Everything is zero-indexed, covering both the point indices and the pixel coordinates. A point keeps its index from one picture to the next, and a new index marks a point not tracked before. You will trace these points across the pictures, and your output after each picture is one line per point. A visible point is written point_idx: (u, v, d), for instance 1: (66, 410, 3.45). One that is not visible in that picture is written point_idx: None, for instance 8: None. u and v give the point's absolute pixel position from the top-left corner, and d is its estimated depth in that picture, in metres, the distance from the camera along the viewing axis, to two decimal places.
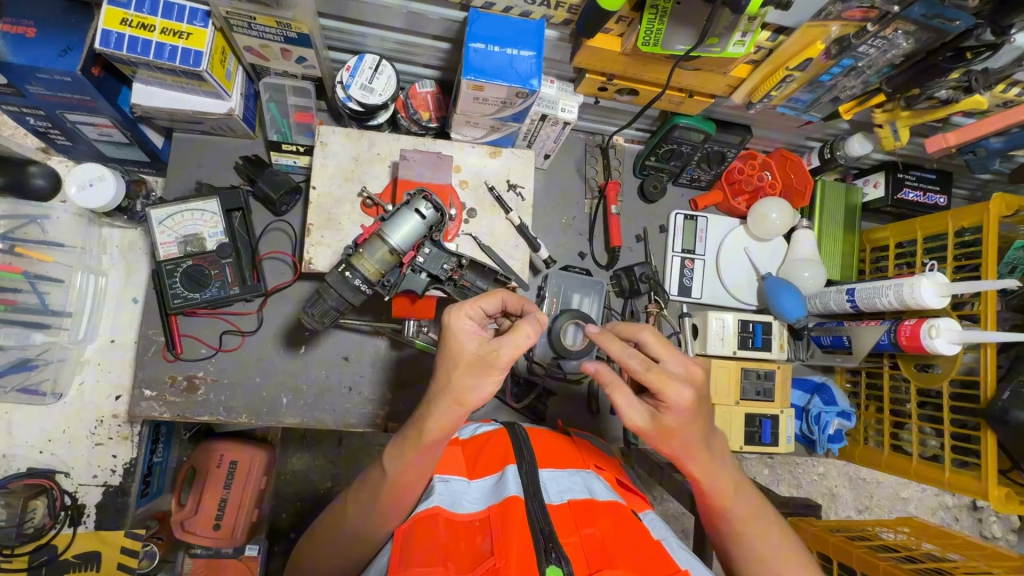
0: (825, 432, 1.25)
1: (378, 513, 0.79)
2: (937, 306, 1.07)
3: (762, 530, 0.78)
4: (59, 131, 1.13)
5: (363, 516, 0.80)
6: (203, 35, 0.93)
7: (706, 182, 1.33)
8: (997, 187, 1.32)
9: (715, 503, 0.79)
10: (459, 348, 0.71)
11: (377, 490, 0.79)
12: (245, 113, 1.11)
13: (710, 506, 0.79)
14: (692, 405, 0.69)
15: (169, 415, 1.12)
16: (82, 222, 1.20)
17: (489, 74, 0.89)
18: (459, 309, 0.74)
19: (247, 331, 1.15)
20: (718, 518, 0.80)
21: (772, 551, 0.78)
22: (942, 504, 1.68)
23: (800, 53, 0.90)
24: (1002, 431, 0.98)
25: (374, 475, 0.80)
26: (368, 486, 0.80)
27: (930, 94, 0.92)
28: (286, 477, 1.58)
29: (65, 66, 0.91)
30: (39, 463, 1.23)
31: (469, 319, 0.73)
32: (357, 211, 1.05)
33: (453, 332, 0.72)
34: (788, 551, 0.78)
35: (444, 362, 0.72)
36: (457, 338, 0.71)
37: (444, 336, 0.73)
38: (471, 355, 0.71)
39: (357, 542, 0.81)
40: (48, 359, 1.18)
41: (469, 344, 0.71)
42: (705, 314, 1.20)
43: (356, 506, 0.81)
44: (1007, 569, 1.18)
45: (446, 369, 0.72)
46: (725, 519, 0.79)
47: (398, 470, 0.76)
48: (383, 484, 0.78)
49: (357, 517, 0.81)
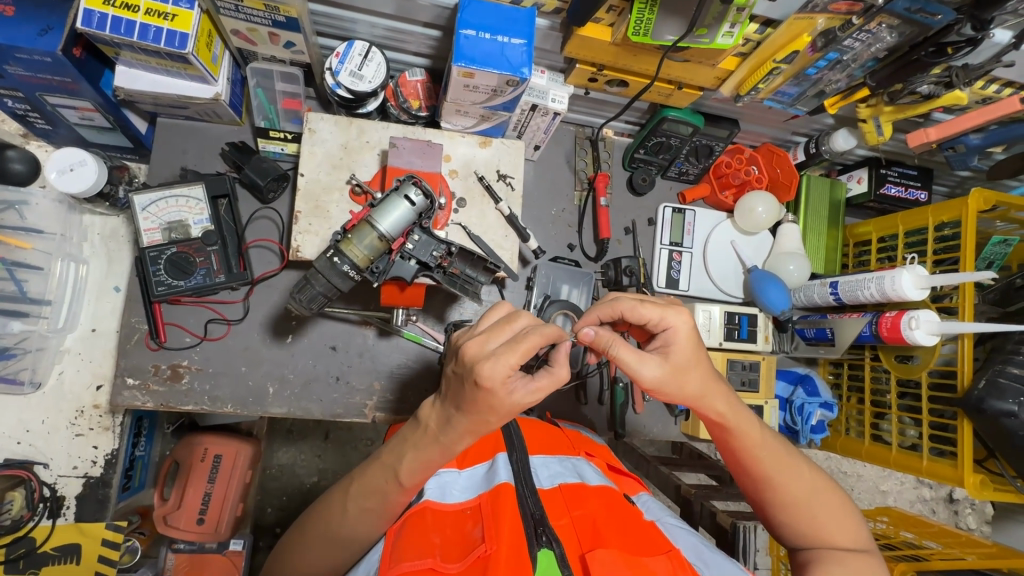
0: (808, 423, 1.26)
1: (380, 516, 0.75)
2: (917, 298, 1.09)
3: (792, 470, 0.79)
4: (39, 114, 1.10)
5: (363, 518, 0.75)
6: (189, 16, 0.91)
7: (694, 176, 1.34)
8: (975, 184, 1.36)
9: (744, 447, 0.78)
10: (501, 402, 0.64)
11: (385, 497, 0.73)
12: (231, 99, 1.10)
13: (736, 451, 0.80)
14: (692, 335, 0.73)
15: (153, 405, 1.10)
16: (63, 208, 1.18)
17: (479, 61, 0.89)
18: (499, 362, 0.62)
19: (233, 320, 1.14)
20: (748, 463, 0.79)
21: (805, 487, 0.78)
22: (919, 496, 1.72)
23: (786, 46, 0.92)
24: (978, 420, 1.01)
25: (375, 478, 0.74)
26: (371, 493, 0.74)
27: (912, 89, 0.94)
28: (271, 471, 1.57)
29: (45, 46, 0.89)
30: (16, 454, 1.20)
31: (508, 373, 0.63)
32: (346, 199, 1.04)
33: (493, 388, 0.62)
34: (819, 481, 0.80)
35: (477, 412, 0.65)
36: (502, 397, 0.63)
37: (480, 395, 0.63)
38: (511, 405, 0.65)
39: (356, 540, 0.77)
40: (27, 348, 1.16)
41: (515, 400, 0.64)
42: (693, 307, 1.23)
43: (353, 515, 0.75)
44: (981, 556, 1.21)
45: (480, 417, 0.66)
46: (753, 463, 0.79)
47: (416, 479, 0.72)
48: (392, 490, 0.73)
49: (358, 522, 0.75)
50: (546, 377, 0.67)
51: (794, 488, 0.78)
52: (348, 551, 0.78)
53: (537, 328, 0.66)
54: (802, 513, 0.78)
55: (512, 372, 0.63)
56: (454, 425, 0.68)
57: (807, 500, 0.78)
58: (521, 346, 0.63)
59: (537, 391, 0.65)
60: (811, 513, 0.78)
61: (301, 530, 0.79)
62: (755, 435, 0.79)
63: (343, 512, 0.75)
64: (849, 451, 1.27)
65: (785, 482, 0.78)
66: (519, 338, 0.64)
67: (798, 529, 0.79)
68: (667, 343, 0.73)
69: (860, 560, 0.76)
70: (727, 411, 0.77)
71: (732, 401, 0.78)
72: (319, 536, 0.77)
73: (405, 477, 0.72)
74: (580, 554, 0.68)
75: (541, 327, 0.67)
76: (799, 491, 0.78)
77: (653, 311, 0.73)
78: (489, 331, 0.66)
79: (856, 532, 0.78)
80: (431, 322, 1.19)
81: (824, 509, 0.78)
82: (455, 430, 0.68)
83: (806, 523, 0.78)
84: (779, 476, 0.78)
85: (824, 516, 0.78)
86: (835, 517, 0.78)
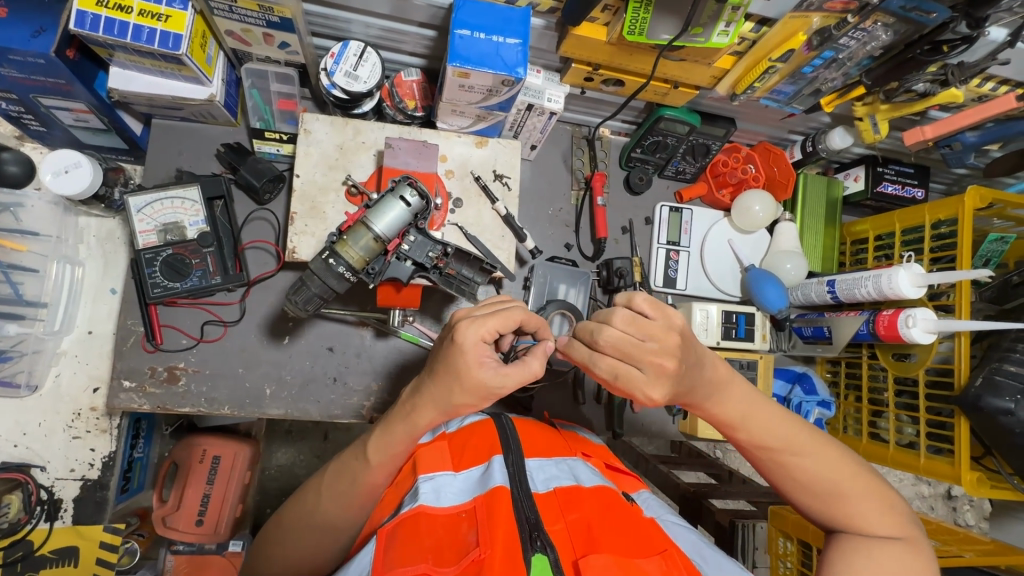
0: (806, 421, 1.27)
1: (355, 499, 0.80)
2: (913, 296, 1.09)
3: (808, 458, 0.79)
4: (33, 116, 1.10)
5: (341, 503, 0.80)
6: (183, 18, 0.91)
7: (691, 175, 1.34)
8: (972, 182, 1.35)
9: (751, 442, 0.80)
10: (468, 373, 0.66)
11: (357, 477, 0.79)
12: (227, 100, 1.09)
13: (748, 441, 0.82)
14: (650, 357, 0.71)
15: (150, 407, 1.10)
16: (58, 210, 1.17)
17: (474, 61, 0.89)
18: (476, 325, 0.66)
19: (230, 322, 1.14)
20: (761, 457, 0.81)
21: (825, 475, 0.78)
22: (918, 493, 1.72)
23: (782, 44, 0.92)
24: (974, 418, 1.01)
25: (351, 465, 0.80)
26: (345, 475, 0.80)
27: (908, 87, 0.94)
28: (269, 472, 1.56)
29: (38, 48, 0.88)
30: (13, 457, 1.19)
31: (483, 342, 0.67)
32: (342, 200, 1.04)
33: (465, 349, 0.66)
34: (840, 467, 0.78)
35: (446, 375, 0.68)
36: (470, 364, 0.66)
37: (452, 353, 0.66)
38: (476, 380, 0.67)
39: (336, 526, 0.81)
40: (23, 351, 1.15)
41: (480, 375, 0.66)
42: (690, 306, 1.22)
43: (331, 495, 0.80)
44: (979, 553, 1.21)
45: (447, 386, 0.68)
46: (765, 457, 0.80)
47: (383, 457, 0.77)
48: (362, 470, 0.79)
49: (333, 505, 0.80)
50: (516, 369, 0.68)
51: (812, 474, 0.78)
52: (332, 541, 0.82)
53: (522, 313, 0.70)
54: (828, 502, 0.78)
55: (488, 339, 0.67)
56: (427, 389, 0.71)
57: (829, 487, 0.78)
58: (502, 314, 0.68)
59: (505, 376, 0.67)
60: (838, 501, 0.77)
61: (283, 522, 0.83)
62: (762, 429, 0.80)
63: (320, 497, 0.80)
64: (847, 449, 1.27)
65: (802, 471, 0.79)
66: (504, 309, 0.70)
67: (828, 516, 0.79)
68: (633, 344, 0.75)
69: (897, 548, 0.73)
70: (724, 409, 0.79)
71: (730, 398, 0.80)
72: (296, 523, 0.81)
73: (372, 455, 0.77)
74: (574, 559, 0.68)
75: (528, 316, 0.72)
76: (818, 479, 0.78)
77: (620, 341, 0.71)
78: (480, 305, 0.73)
79: (890, 517, 0.76)
80: (428, 322, 1.19)
81: (851, 494, 0.77)
82: (423, 401, 0.72)
83: (834, 511, 0.78)
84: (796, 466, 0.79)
85: (853, 502, 0.77)
86: (865, 503, 0.76)
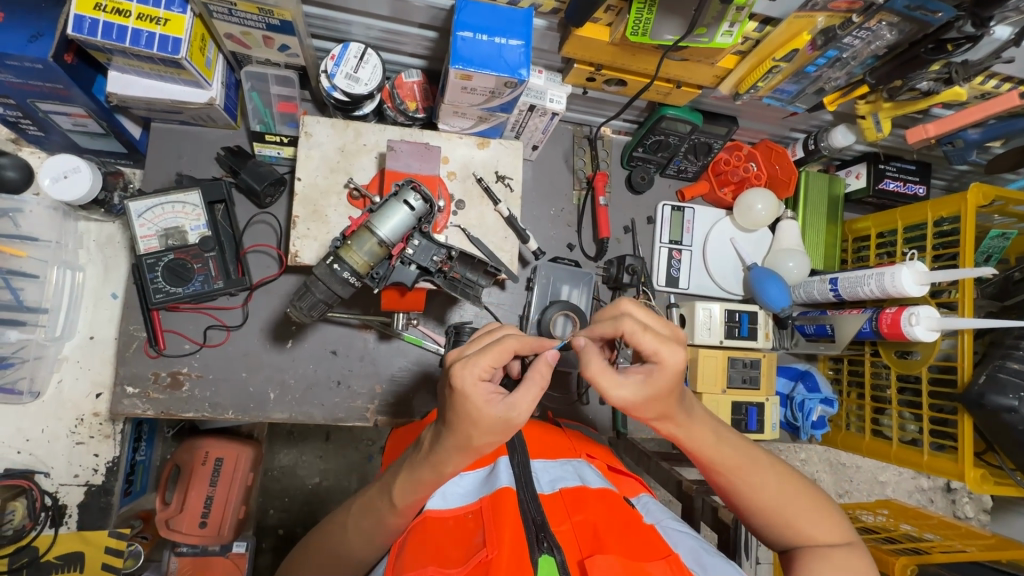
0: (809, 419, 1.28)
1: (379, 535, 0.78)
2: (916, 294, 1.09)
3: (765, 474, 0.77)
4: (31, 121, 1.09)
5: (364, 539, 0.78)
6: (182, 21, 0.90)
7: (693, 173, 1.33)
8: (973, 178, 1.36)
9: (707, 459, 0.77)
10: (479, 414, 0.65)
11: (379, 518, 0.77)
12: (226, 103, 1.08)
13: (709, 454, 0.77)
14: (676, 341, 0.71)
15: (154, 413, 1.10)
16: (58, 215, 1.17)
17: (477, 63, 0.88)
18: (470, 367, 0.66)
19: (232, 326, 1.13)
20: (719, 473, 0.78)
21: (782, 493, 0.76)
22: (917, 486, 1.75)
23: (786, 44, 0.92)
24: (978, 415, 1.01)
25: (370, 513, 0.77)
26: (368, 514, 0.77)
27: (912, 85, 0.94)
28: (273, 473, 1.57)
29: (36, 53, 0.87)
30: (16, 463, 1.19)
31: (483, 380, 0.66)
32: (344, 203, 1.03)
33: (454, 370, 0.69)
34: (795, 484, 0.77)
35: (459, 422, 0.67)
36: (480, 407, 0.65)
37: (457, 400, 0.66)
38: (491, 419, 0.66)
39: (359, 558, 0.80)
40: (25, 357, 1.15)
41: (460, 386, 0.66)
42: (692, 305, 1.22)
43: (355, 531, 0.78)
44: (981, 548, 1.23)
45: (462, 428, 0.67)
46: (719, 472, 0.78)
47: (410, 502, 0.74)
48: (386, 511, 0.76)
49: (357, 539, 0.79)
50: (529, 389, 0.67)
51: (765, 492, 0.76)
52: (355, 566, 0.82)
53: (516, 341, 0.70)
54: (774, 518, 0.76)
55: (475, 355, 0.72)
56: (444, 440, 0.69)
57: (781, 503, 0.76)
58: (494, 348, 0.67)
59: (486, 392, 0.66)
60: (788, 519, 0.76)
61: (305, 550, 0.83)
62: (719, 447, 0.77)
63: (343, 532, 0.79)
64: (850, 447, 1.27)
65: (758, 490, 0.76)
66: (487, 337, 0.73)
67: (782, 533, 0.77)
68: (652, 373, 0.68)
69: (839, 553, 0.74)
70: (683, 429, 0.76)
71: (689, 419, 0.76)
72: (321, 553, 0.81)
73: (398, 501, 0.75)
74: (581, 559, 0.68)
75: (524, 339, 0.70)
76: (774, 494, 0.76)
77: (649, 341, 0.67)
78: (473, 341, 0.72)
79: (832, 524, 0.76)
80: (431, 325, 1.19)
81: (798, 509, 0.76)
82: (444, 448, 0.69)
83: (783, 527, 0.76)
84: (749, 474, 0.76)
85: (806, 515, 0.76)
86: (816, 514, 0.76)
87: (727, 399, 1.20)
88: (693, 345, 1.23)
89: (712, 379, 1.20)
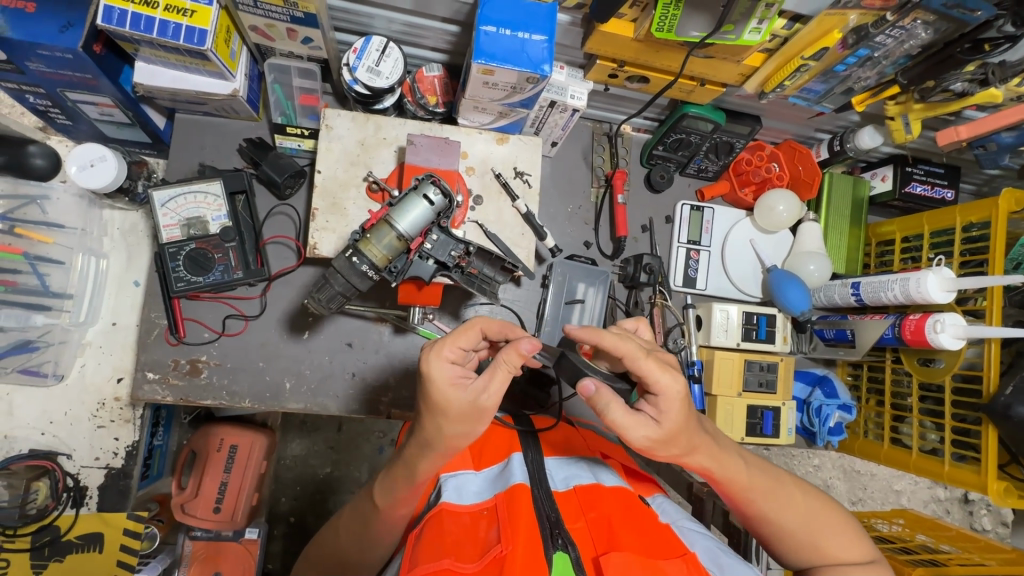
0: (826, 425, 1.25)
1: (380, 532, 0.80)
2: (942, 301, 1.07)
3: (784, 504, 0.78)
4: (60, 110, 1.10)
5: (366, 536, 0.80)
6: (208, 13, 0.91)
7: (713, 173, 1.31)
8: (1004, 183, 1.33)
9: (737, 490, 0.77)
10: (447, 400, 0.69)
11: (382, 516, 0.78)
12: (249, 95, 1.09)
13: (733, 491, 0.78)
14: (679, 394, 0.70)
15: (173, 399, 1.11)
16: (83, 203, 1.20)
17: (499, 58, 0.87)
18: (439, 354, 0.69)
19: (251, 316, 1.15)
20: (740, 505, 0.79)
21: (801, 518, 0.78)
22: (934, 497, 1.71)
23: (815, 42, 0.90)
24: (1003, 426, 0.98)
25: (380, 506, 0.77)
26: (371, 515, 0.79)
27: (945, 86, 0.92)
28: (286, 462, 1.58)
29: (66, 43, 0.89)
30: (40, 444, 1.22)
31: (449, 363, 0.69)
32: (363, 196, 1.04)
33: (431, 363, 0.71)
34: (819, 508, 0.80)
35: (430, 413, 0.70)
36: (449, 394, 0.68)
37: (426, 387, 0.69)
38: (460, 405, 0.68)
39: (365, 554, 0.82)
40: (49, 341, 1.18)
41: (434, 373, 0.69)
42: (709, 306, 1.21)
43: (361, 532, 0.80)
44: (1001, 562, 1.20)
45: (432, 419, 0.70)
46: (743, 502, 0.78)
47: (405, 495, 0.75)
48: (385, 510, 0.77)
49: (362, 537, 0.80)
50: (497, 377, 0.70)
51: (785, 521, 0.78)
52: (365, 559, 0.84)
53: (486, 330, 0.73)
54: (802, 542, 0.78)
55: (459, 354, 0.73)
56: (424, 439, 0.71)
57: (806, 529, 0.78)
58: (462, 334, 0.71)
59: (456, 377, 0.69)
60: (809, 538, 0.78)
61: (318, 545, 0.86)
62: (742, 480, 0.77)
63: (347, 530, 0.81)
64: (867, 454, 1.25)
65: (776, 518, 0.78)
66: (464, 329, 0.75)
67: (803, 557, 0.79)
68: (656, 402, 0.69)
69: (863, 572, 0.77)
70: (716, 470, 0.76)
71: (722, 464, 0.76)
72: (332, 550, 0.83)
73: (395, 495, 0.76)
74: (595, 557, 0.68)
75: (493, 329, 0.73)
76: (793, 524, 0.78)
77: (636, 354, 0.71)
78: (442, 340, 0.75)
79: (855, 542, 0.79)
80: (446, 319, 1.20)
81: (820, 533, 0.78)
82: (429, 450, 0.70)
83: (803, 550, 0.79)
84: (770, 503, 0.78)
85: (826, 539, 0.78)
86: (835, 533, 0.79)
87: (742, 403, 1.19)
88: (710, 347, 1.21)
89: (727, 381, 1.19)
